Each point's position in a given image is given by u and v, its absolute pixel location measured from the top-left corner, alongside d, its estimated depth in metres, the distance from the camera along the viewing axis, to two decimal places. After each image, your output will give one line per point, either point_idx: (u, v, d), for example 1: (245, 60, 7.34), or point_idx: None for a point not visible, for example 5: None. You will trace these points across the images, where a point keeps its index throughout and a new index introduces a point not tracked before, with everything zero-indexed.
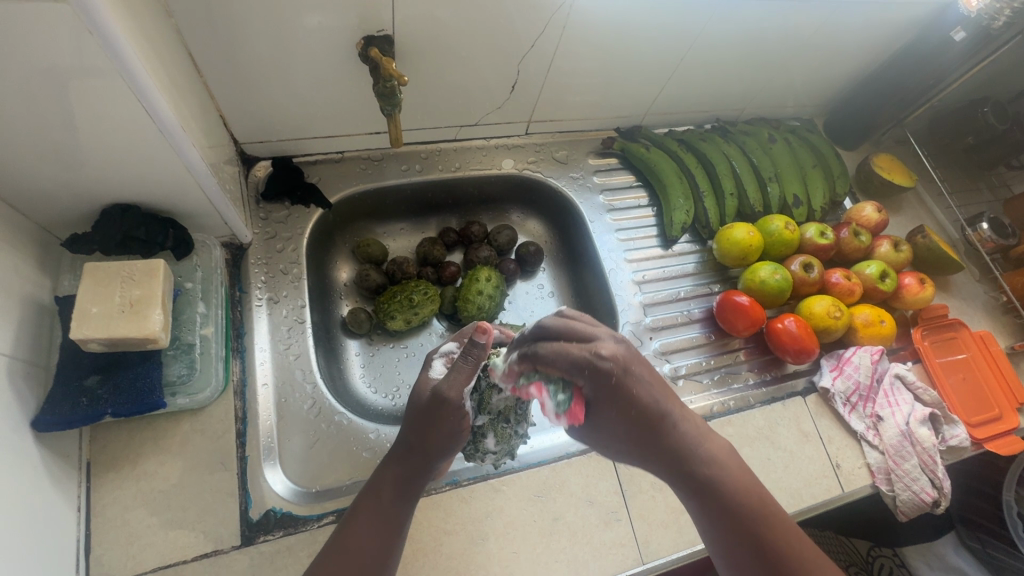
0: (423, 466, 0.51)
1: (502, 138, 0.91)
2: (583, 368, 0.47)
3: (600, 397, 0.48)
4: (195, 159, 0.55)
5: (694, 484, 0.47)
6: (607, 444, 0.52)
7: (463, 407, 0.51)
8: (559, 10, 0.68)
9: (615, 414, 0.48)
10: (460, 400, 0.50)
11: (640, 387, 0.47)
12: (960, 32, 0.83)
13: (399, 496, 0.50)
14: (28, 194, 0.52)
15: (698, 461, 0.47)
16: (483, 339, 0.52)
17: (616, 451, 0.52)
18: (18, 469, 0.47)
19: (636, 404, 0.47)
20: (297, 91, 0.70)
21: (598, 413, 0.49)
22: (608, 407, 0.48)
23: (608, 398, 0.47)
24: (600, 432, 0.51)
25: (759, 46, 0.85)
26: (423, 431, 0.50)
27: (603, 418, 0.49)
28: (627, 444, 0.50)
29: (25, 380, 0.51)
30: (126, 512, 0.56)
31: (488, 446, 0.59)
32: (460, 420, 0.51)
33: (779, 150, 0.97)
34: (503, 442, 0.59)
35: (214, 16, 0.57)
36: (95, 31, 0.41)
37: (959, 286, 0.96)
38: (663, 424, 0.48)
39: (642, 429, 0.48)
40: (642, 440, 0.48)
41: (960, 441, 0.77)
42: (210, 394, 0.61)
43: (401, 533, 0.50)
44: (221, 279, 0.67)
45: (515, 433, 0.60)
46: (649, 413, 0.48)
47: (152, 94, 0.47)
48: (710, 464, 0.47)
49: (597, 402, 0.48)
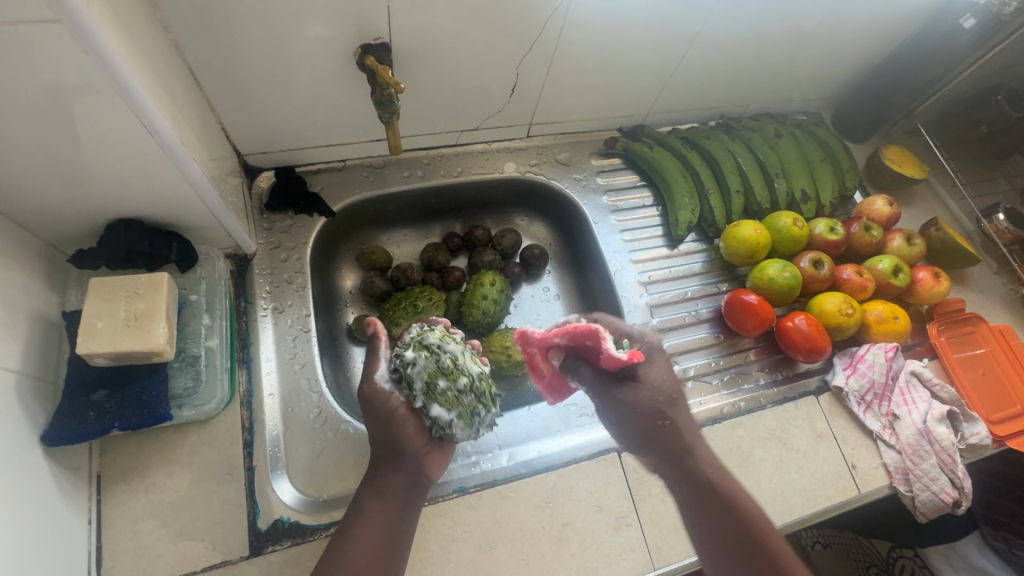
0: (393, 459, 0.55)
1: (504, 141, 0.90)
2: (642, 336, 0.67)
3: (653, 354, 0.66)
4: (195, 173, 0.56)
5: (696, 482, 0.56)
6: (630, 423, 0.64)
7: (388, 393, 0.56)
8: (557, 10, 0.67)
9: (656, 383, 0.64)
10: (377, 386, 0.56)
11: (669, 374, 0.65)
12: (969, 19, 0.81)
13: (388, 496, 0.52)
14: (34, 210, 0.53)
15: (702, 460, 0.58)
16: (371, 329, 0.59)
17: (636, 440, 0.64)
18: (28, 482, 0.47)
19: (675, 385, 0.64)
20: (299, 101, 0.70)
21: (647, 373, 0.64)
22: (657, 375, 0.64)
23: (658, 364, 0.65)
24: (632, 403, 0.64)
25: (763, 40, 0.83)
26: (375, 425, 0.56)
27: (648, 386, 0.64)
28: (656, 422, 0.62)
29: (33, 395, 0.52)
30: (136, 524, 0.56)
31: (445, 419, 0.55)
32: (396, 406, 0.56)
33: (786, 144, 0.95)
34: (457, 404, 0.56)
35: (215, 29, 0.58)
36: (92, 52, 0.41)
37: (977, 279, 0.93)
38: (680, 413, 0.63)
39: (665, 414, 0.62)
40: (660, 435, 0.62)
41: (980, 439, 0.74)
42: (216, 405, 0.61)
43: (405, 527, 0.51)
44: (225, 291, 0.68)
45: (461, 391, 0.56)
46: (675, 395, 0.63)
47: (150, 110, 0.48)
48: (713, 469, 0.57)
49: (648, 373, 0.64)
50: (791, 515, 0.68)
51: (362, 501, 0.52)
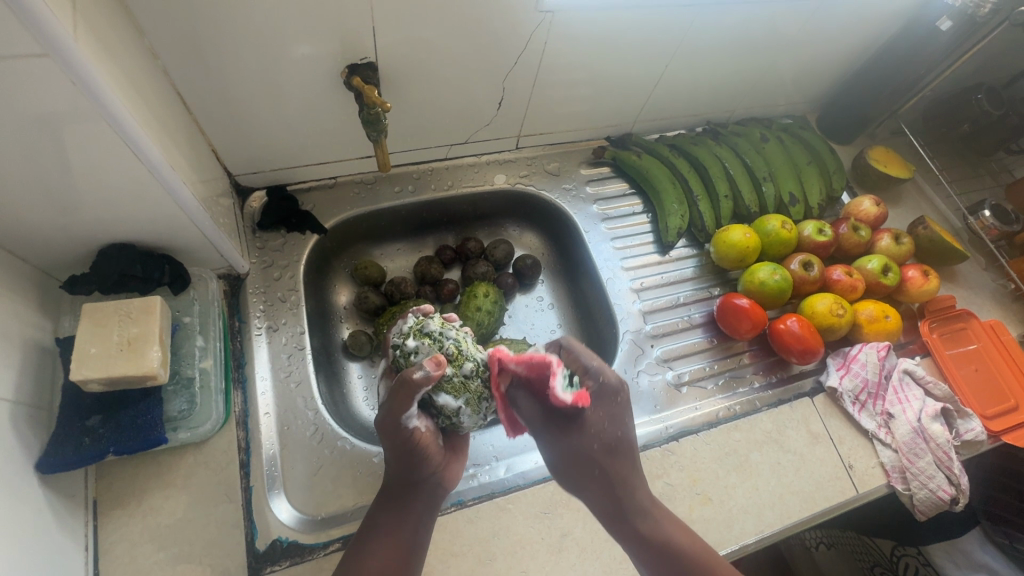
0: (409, 479, 0.53)
1: (493, 154, 0.91)
2: (600, 372, 0.55)
3: (602, 396, 0.54)
4: (185, 196, 0.56)
5: (637, 534, 0.52)
6: (561, 457, 0.53)
7: (411, 426, 0.52)
8: (540, 25, 0.69)
9: (597, 430, 0.53)
10: (404, 422, 0.52)
11: (617, 426, 0.54)
12: (946, 20, 0.82)
13: (408, 512, 0.52)
14: (27, 238, 0.53)
15: (640, 514, 0.52)
16: (434, 373, 0.51)
17: (565, 469, 0.54)
18: (23, 510, 0.47)
19: (617, 435, 0.53)
20: (289, 121, 0.71)
21: (591, 417, 0.53)
22: (597, 421, 0.53)
23: (604, 406, 0.54)
24: (571, 449, 0.53)
25: (745, 47, 0.85)
26: (394, 451, 0.53)
27: (587, 428, 0.53)
28: (591, 467, 0.53)
29: (28, 423, 0.52)
30: (134, 549, 0.56)
31: (453, 407, 0.54)
32: (419, 433, 0.53)
33: (773, 148, 0.96)
34: (462, 391, 0.54)
35: (204, 54, 0.59)
36: (79, 83, 0.42)
37: (966, 276, 0.94)
38: (622, 463, 0.53)
39: (600, 466, 0.53)
40: (601, 486, 0.53)
41: (975, 435, 0.75)
42: (211, 427, 0.61)
43: (424, 539, 0.51)
44: (219, 311, 0.68)
45: (466, 378, 0.54)
46: (613, 447, 0.53)
47: (139, 137, 0.48)
48: (658, 522, 0.52)
49: (592, 415, 0.53)
50: (789, 517, 0.68)
51: (378, 518, 0.51)
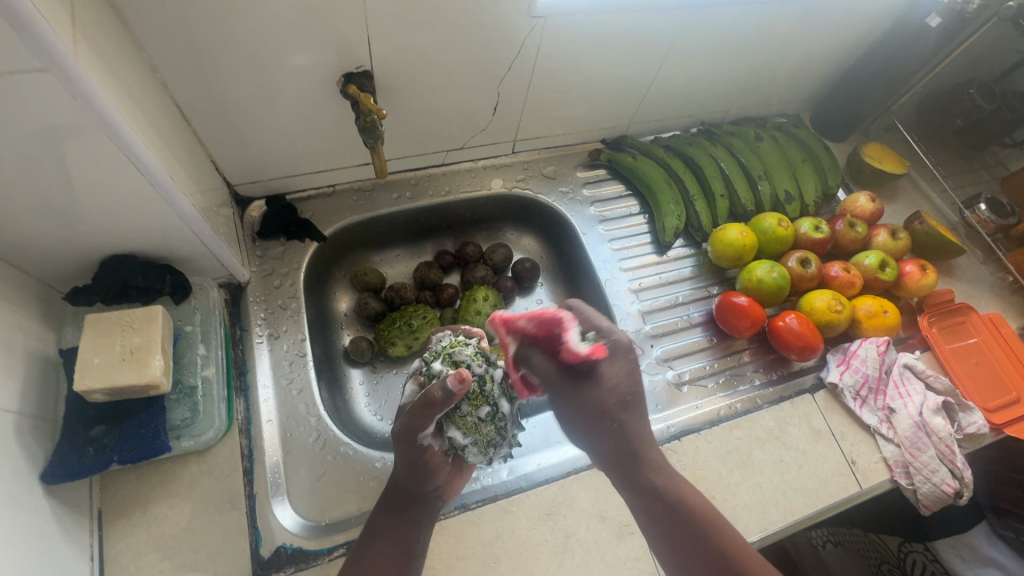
0: (413, 491, 0.55)
1: (490, 159, 0.92)
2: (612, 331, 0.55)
3: (616, 352, 0.53)
4: (185, 207, 0.57)
5: (647, 491, 0.53)
6: (575, 417, 0.55)
7: (424, 444, 0.53)
8: (533, 30, 0.69)
9: (614, 384, 0.53)
10: (419, 439, 0.53)
11: (631, 381, 0.53)
12: (934, 17, 0.83)
13: (408, 521, 0.54)
14: (29, 250, 0.54)
15: (651, 468, 0.53)
16: (456, 388, 0.49)
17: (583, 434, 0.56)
18: (28, 522, 0.47)
19: (635, 389, 0.53)
20: (286, 130, 0.72)
21: (607, 372, 0.53)
22: (611, 375, 0.53)
23: (618, 362, 0.53)
24: (586, 406, 0.53)
25: (737, 48, 0.86)
26: (406, 462, 0.54)
27: (607, 385, 0.52)
28: (608, 419, 0.53)
29: (32, 433, 0.52)
30: (139, 558, 0.56)
31: (460, 441, 0.55)
32: (429, 451, 0.54)
33: (767, 147, 0.97)
34: (472, 432, 0.54)
35: (202, 66, 0.60)
36: (80, 98, 0.43)
37: (964, 270, 0.95)
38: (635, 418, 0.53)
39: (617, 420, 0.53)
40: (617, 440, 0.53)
41: (977, 428, 0.75)
42: (214, 435, 0.62)
43: (423, 543, 0.54)
44: (220, 320, 0.69)
45: (480, 421, 0.54)
46: (626, 403, 0.53)
47: (139, 149, 0.49)
48: (664, 475, 0.53)
49: (611, 365, 0.53)
50: (793, 515, 0.68)
51: (380, 524, 0.53)
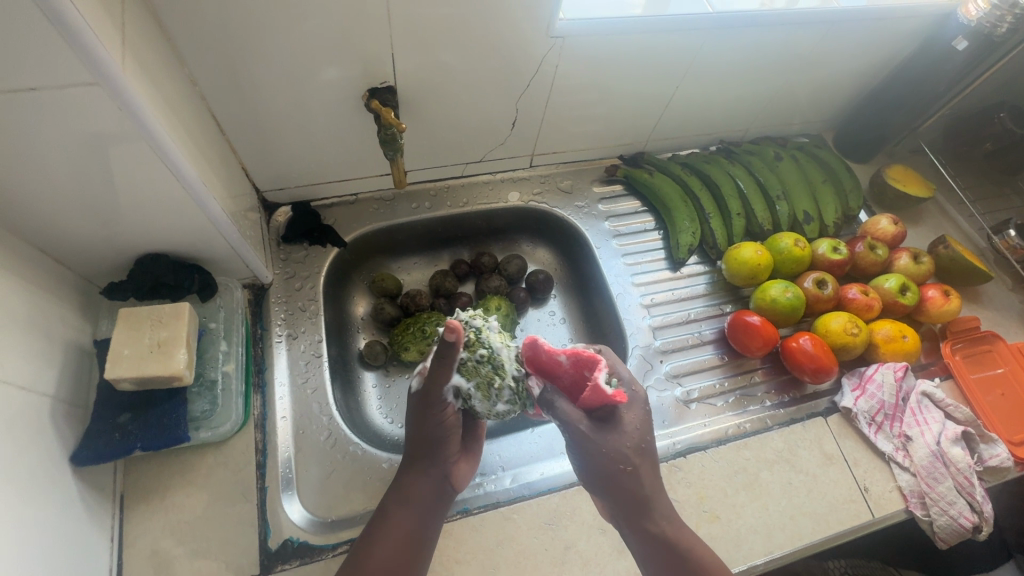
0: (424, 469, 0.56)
1: (508, 172, 0.94)
2: (632, 379, 0.56)
3: (634, 398, 0.55)
4: (216, 212, 0.60)
5: (651, 536, 0.52)
6: (591, 466, 0.52)
7: (443, 399, 0.54)
8: (552, 49, 0.72)
9: (629, 430, 0.53)
10: (442, 394, 0.54)
11: (647, 425, 0.54)
12: (962, 41, 0.83)
13: (416, 506, 0.54)
14: (73, 247, 0.58)
15: (656, 515, 0.53)
16: (451, 338, 0.48)
17: (594, 487, 0.53)
18: (56, 500, 0.51)
19: (648, 438, 0.53)
20: (314, 141, 0.76)
21: (624, 417, 0.53)
22: (632, 420, 0.53)
23: (634, 408, 0.54)
24: (608, 450, 0.52)
25: (757, 68, 0.86)
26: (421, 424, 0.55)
27: (621, 429, 0.53)
28: (618, 468, 0.52)
29: (65, 418, 0.56)
30: (155, 543, 0.59)
31: (465, 388, 0.54)
32: (448, 411, 0.55)
33: (787, 167, 0.96)
34: (474, 375, 0.53)
35: (238, 80, 0.64)
36: (126, 109, 0.46)
37: (992, 297, 0.92)
38: (647, 463, 0.53)
39: (632, 465, 0.52)
40: (623, 489, 0.52)
41: (1000, 461, 0.72)
42: (231, 427, 0.64)
43: (428, 529, 0.54)
44: (242, 318, 0.72)
45: (479, 361, 0.53)
46: (644, 448, 0.53)
47: (177, 157, 0.53)
48: (671, 522, 0.53)
49: (627, 411, 0.54)
50: (800, 540, 0.67)
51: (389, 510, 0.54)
